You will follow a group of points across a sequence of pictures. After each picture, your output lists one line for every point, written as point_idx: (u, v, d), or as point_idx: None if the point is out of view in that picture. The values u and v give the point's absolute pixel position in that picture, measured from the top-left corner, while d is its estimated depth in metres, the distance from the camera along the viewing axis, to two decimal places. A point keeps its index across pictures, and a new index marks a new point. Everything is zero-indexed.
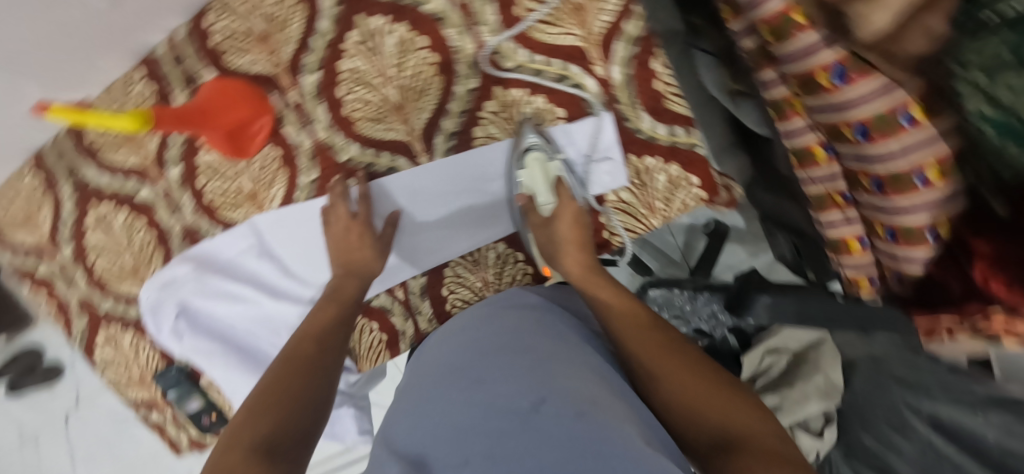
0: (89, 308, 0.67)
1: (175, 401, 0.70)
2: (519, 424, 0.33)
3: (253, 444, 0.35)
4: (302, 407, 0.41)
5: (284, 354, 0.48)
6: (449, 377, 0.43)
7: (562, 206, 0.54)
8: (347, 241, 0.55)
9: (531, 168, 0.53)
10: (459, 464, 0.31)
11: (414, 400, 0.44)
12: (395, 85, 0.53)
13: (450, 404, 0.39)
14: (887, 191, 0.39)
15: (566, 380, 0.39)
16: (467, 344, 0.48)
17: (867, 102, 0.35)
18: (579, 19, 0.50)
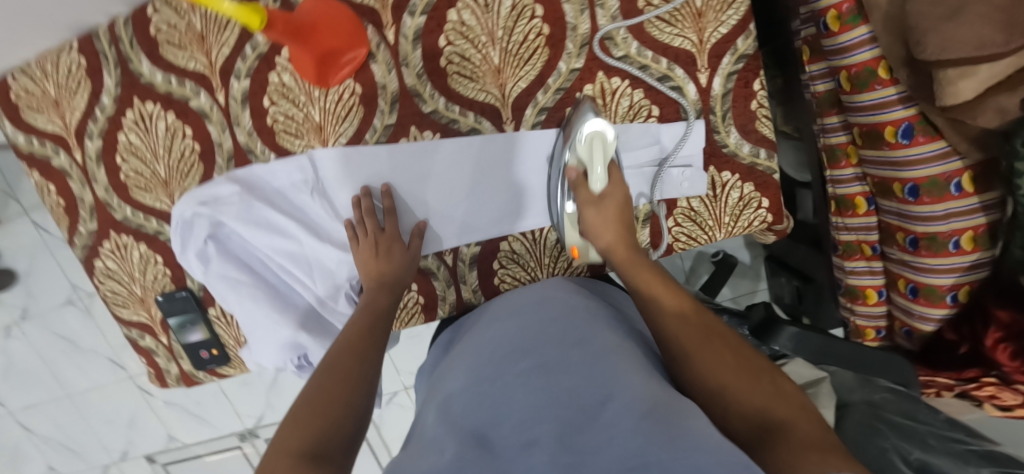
0: (103, 212, 0.62)
1: (176, 328, 0.65)
2: (582, 421, 0.39)
3: (302, 453, 0.40)
4: (344, 419, 0.44)
5: (324, 363, 0.50)
6: (509, 361, 0.48)
7: (611, 189, 0.54)
8: (378, 252, 0.56)
9: (590, 143, 0.52)
10: (529, 444, 0.38)
11: (475, 378, 0.49)
12: (500, 48, 0.53)
13: (512, 388, 0.44)
14: (920, 245, 0.63)
15: (622, 375, 0.44)
16: (524, 329, 0.52)
17: (930, 165, 0.58)
18: (696, 25, 0.51)
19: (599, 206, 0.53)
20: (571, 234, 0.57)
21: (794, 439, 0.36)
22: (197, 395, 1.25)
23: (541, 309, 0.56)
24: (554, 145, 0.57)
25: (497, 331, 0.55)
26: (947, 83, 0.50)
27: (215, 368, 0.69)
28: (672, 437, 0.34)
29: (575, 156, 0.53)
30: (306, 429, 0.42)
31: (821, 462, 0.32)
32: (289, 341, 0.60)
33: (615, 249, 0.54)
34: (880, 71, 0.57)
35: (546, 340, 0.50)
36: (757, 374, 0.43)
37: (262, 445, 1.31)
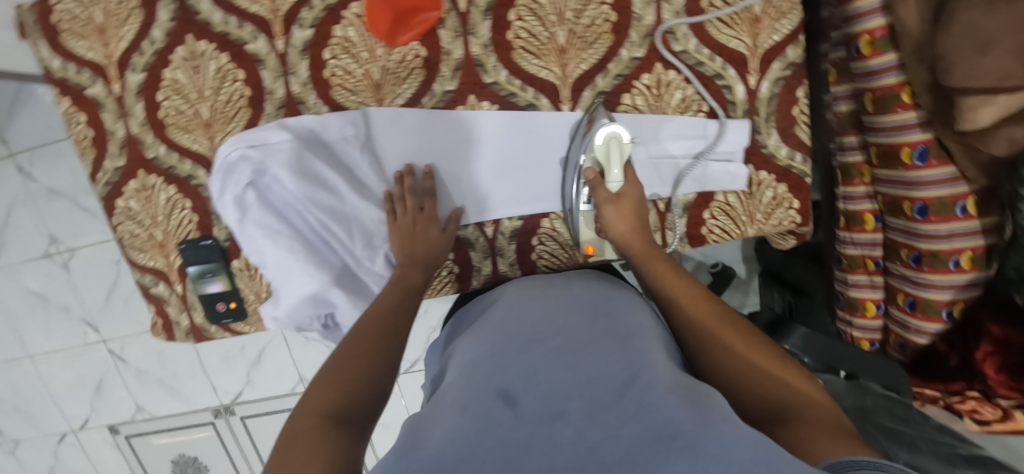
0: (134, 150, 0.60)
1: (195, 277, 0.63)
2: (610, 399, 0.39)
3: (326, 416, 0.41)
4: (367, 387, 0.45)
5: (354, 331, 0.51)
6: (535, 335, 0.49)
7: (628, 188, 0.57)
8: (413, 233, 0.58)
9: (608, 146, 0.55)
10: (557, 414, 0.38)
11: (499, 344, 0.49)
12: (567, 28, 0.55)
13: (539, 362, 0.45)
14: (924, 264, 0.67)
15: (652, 358, 0.44)
16: (553, 308, 0.53)
17: (941, 187, 0.62)
18: (752, 30, 0.54)
19: (618, 205, 0.56)
20: (585, 233, 0.60)
21: (806, 422, 0.39)
22: (173, 366, 1.19)
23: (565, 289, 0.58)
24: (570, 143, 0.59)
25: (519, 303, 0.56)
26: (967, 109, 0.55)
27: (229, 323, 0.67)
28: (699, 421, 0.35)
29: (591, 156, 0.57)
30: (333, 394, 0.43)
31: (835, 445, 0.35)
32: (320, 296, 0.59)
33: (633, 248, 0.56)
34: (904, 95, 0.62)
35: (573, 321, 0.50)
36: (773, 362, 0.46)
37: (236, 425, 1.25)
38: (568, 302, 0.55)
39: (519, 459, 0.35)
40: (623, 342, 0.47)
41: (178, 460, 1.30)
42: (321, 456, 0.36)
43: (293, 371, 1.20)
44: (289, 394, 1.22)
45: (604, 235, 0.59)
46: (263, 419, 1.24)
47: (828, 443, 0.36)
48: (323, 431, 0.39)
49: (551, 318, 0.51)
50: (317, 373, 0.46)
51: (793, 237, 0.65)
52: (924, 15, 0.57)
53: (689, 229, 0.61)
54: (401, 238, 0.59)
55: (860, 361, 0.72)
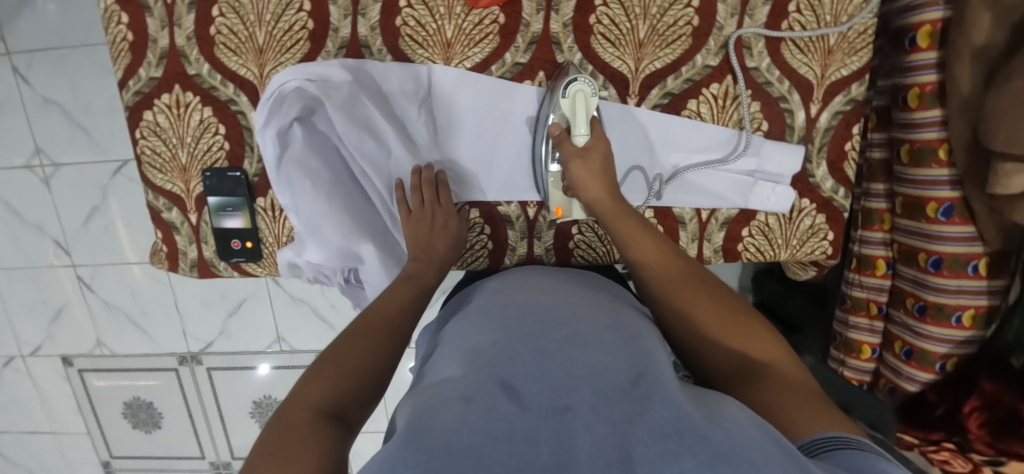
0: (174, 63, 0.57)
1: (215, 209, 0.60)
2: (622, 395, 0.37)
3: (317, 410, 0.40)
4: (363, 383, 0.45)
5: (358, 325, 0.50)
6: (535, 324, 0.47)
7: (595, 142, 0.55)
8: (429, 227, 0.57)
9: (573, 98, 0.53)
10: (563, 407, 0.36)
11: (500, 329, 0.47)
12: (649, 24, 0.55)
13: (540, 351, 0.43)
14: (927, 315, 0.68)
15: (657, 362, 0.43)
16: (557, 304, 0.51)
17: (957, 243, 0.65)
18: (824, 61, 0.56)
19: (586, 160, 0.54)
20: (554, 194, 0.58)
21: (777, 386, 0.42)
22: (145, 304, 1.13)
23: (563, 285, 0.56)
24: (539, 105, 0.57)
25: (514, 293, 0.55)
26: (1002, 173, 0.57)
27: (240, 263, 0.63)
28: (710, 422, 0.34)
29: (560, 112, 0.55)
30: (330, 389, 0.43)
31: (811, 417, 0.38)
32: (351, 251, 0.57)
33: (601, 205, 0.54)
34: (940, 151, 0.64)
35: (577, 316, 0.48)
36: (738, 318, 0.48)
37: (200, 375, 1.19)
38: (571, 299, 0.52)
39: (523, 449, 0.32)
40: (631, 341, 0.45)
41: (130, 404, 1.23)
42: (311, 452, 0.36)
43: (272, 328, 1.15)
44: (263, 352, 1.17)
45: (573, 195, 0.57)
46: (230, 373, 1.19)
47: (801, 412, 0.39)
48: (315, 428, 0.38)
49: (555, 312, 0.48)
50: (315, 363, 0.46)
51: (813, 269, 0.67)
52: (976, 75, 0.58)
53: (726, 243, 0.62)
54: (417, 230, 0.57)
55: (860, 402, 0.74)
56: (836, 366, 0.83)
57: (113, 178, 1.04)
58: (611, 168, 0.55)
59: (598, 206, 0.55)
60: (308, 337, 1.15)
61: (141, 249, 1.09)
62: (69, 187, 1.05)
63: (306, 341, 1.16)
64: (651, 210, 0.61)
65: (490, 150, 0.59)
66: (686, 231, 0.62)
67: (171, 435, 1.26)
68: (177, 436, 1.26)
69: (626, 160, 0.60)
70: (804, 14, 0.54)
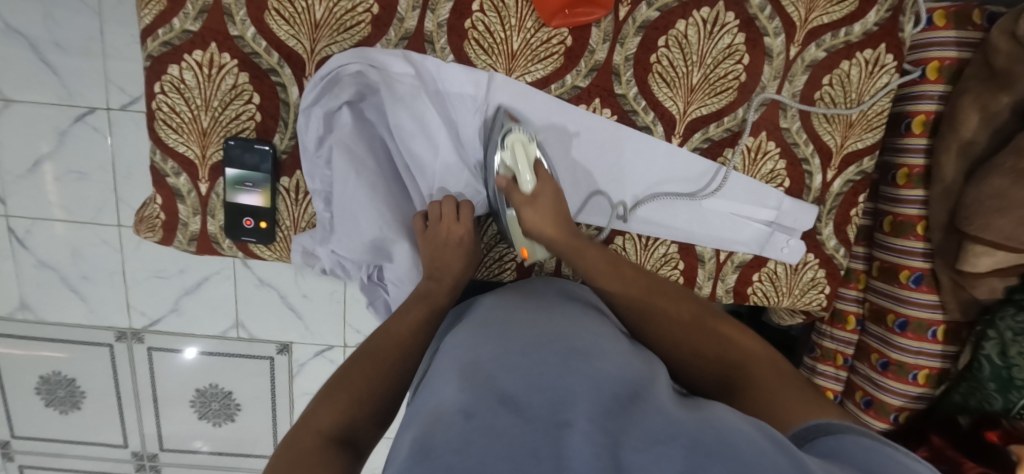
0: (215, 20, 0.52)
1: (232, 182, 0.56)
2: (618, 408, 0.35)
3: (326, 438, 0.39)
4: (370, 406, 0.44)
5: (363, 348, 0.49)
6: (534, 338, 0.43)
7: (541, 187, 0.54)
8: (443, 242, 0.55)
9: (512, 148, 0.53)
10: (564, 422, 0.33)
11: (500, 342, 0.43)
12: (703, 72, 0.58)
13: (544, 364, 0.39)
14: (888, 369, 0.77)
15: (654, 384, 0.40)
16: (551, 314, 0.48)
17: (923, 310, 0.73)
18: (845, 133, 0.61)
19: (536, 207, 0.54)
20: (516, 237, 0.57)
21: (759, 385, 0.45)
22: (87, 267, 1.02)
23: (558, 297, 0.54)
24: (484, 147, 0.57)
25: (505, 308, 0.50)
26: (972, 254, 0.65)
27: (247, 243, 0.59)
28: (699, 426, 0.33)
29: (503, 166, 0.55)
30: (340, 415, 0.41)
31: (802, 408, 0.41)
32: (382, 246, 0.56)
33: (559, 243, 0.54)
34: (919, 227, 0.72)
35: (572, 329, 0.45)
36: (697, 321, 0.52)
37: (138, 354, 1.08)
38: (565, 312, 0.50)
39: (525, 463, 0.28)
40: (627, 356, 0.43)
41: (47, 378, 1.09)
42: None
43: (231, 311, 1.06)
44: (217, 336, 1.08)
45: (534, 238, 0.56)
46: (175, 355, 1.09)
47: (789, 406, 0.42)
48: (326, 454, 0.37)
49: (548, 326, 0.45)
50: (322, 385, 0.45)
51: (801, 317, 0.73)
52: (960, 168, 0.67)
53: (737, 284, 0.66)
54: (434, 246, 0.56)
55: None
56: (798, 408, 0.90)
57: (74, 125, 0.93)
58: (562, 201, 0.55)
59: (555, 242, 0.55)
60: (271, 324, 1.08)
61: (91, 207, 0.98)
62: (17, 127, 0.93)
63: (268, 330, 1.08)
64: (676, 245, 0.64)
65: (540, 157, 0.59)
66: (704, 269, 0.65)
67: (89, 419, 1.12)
68: (96, 420, 1.12)
69: (587, 185, 0.61)
70: (834, 88, 0.60)
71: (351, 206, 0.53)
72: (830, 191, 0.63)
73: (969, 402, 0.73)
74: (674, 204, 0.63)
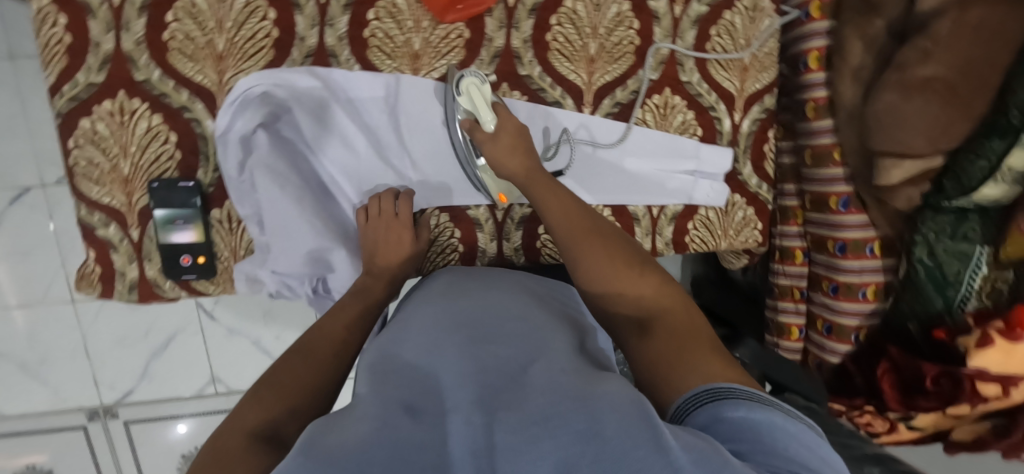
0: (120, 67, 0.53)
1: (162, 223, 0.56)
2: (509, 382, 0.36)
3: (249, 431, 0.36)
4: (301, 403, 0.41)
5: (295, 347, 0.47)
6: (449, 331, 0.43)
7: (502, 122, 0.55)
8: (390, 238, 0.57)
9: (468, 93, 0.56)
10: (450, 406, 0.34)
11: (421, 338, 0.43)
12: (598, 42, 0.61)
13: (446, 357, 0.39)
14: (839, 292, 0.81)
15: (554, 350, 0.42)
16: (469, 305, 0.48)
17: (856, 231, 0.78)
18: (741, 77, 0.66)
19: (495, 141, 0.55)
20: (492, 184, 0.58)
21: (664, 333, 0.43)
22: (44, 349, 0.99)
23: (485, 283, 0.54)
24: (444, 103, 0.59)
25: (429, 303, 0.50)
26: (884, 168, 0.71)
27: (189, 281, 0.59)
28: (581, 401, 0.31)
29: (463, 111, 0.56)
30: (266, 411, 0.38)
31: (716, 367, 0.37)
32: (321, 256, 0.56)
33: (518, 179, 0.55)
34: (835, 154, 0.77)
35: (484, 317, 0.45)
36: (637, 268, 0.49)
37: (116, 431, 1.06)
38: (481, 295, 0.50)
39: (411, 445, 0.28)
40: (530, 335, 0.43)
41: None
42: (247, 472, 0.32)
43: (204, 368, 1.05)
44: (193, 397, 1.06)
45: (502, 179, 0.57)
46: (153, 424, 1.07)
47: (698, 360, 0.39)
48: (251, 450, 0.34)
49: (463, 316, 0.46)
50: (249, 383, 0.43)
51: (745, 257, 0.76)
52: (856, 92, 0.72)
53: (676, 236, 0.69)
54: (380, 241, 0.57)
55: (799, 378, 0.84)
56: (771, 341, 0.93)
57: (9, 207, 0.92)
58: (526, 137, 0.56)
59: (518, 179, 0.55)
60: (246, 373, 1.06)
61: (40, 288, 0.96)
62: None
63: (244, 379, 1.07)
64: (609, 209, 0.67)
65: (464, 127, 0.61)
66: (640, 226, 0.68)
67: None
68: None
69: None
70: (722, 38, 0.64)
71: (278, 224, 0.54)
72: (742, 132, 0.67)
73: (916, 308, 0.75)
74: (601, 169, 0.65)
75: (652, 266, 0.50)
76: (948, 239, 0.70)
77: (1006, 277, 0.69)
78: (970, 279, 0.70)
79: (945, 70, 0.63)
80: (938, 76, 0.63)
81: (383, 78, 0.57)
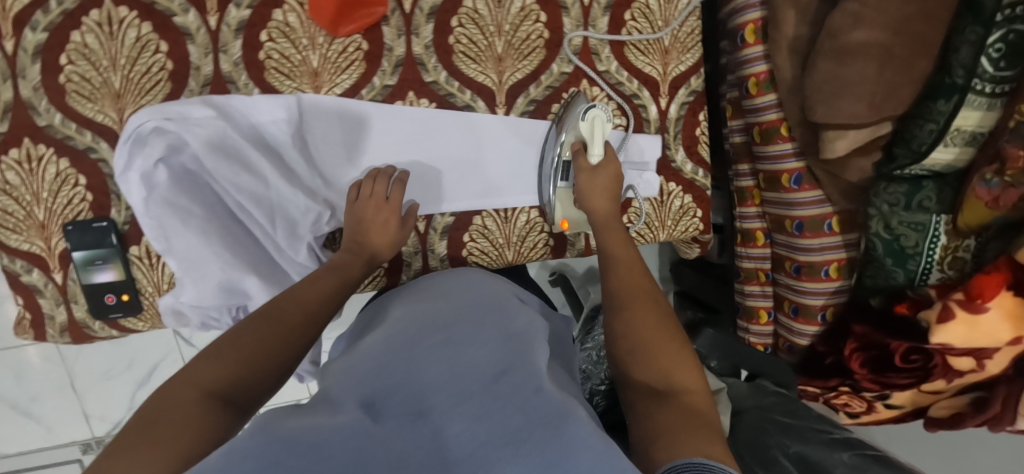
0: (21, 115, 0.53)
1: (81, 264, 0.56)
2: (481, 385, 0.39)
3: (207, 391, 0.38)
4: (267, 368, 0.42)
5: (266, 308, 0.48)
6: (425, 332, 0.46)
7: (607, 161, 0.61)
8: (374, 221, 0.56)
9: (592, 122, 0.60)
10: (420, 413, 0.37)
11: (406, 338, 0.46)
12: (504, 39, 0.59)
13: (422, 359, 0.42)
14: (802, 272, 0.78)
15: (529, 355, 0.44)
16: (453, 307, 0.51)
17: (810, 207, 0.75)
18: (663, 60, 0.63)
19: (591, 175, 0.60)
20: (567, 208, 0.64)
21: (677, 409, 0.43)
22: (33, 389, 1.00)
23: (467, 287, 0.56)
24: (483, 135, 0.62)
25: (416, 305, 0.53)
26: (827, 141, 0.67)
27: (118, 319, 0.60)
28: (550, 428, 0.35)
29: (574, 131, 0.62)
30: (226, 371, 0.40)
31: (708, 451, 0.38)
32: (233, 285, 0.56)
33: (597, 216, 0.60)
34: (783, 129, 0.74)
35: (464, 318, 0.48)
36: (678, 347, 0.49)
37: None
38: (462, 297, 0.53)
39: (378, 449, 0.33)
40: (508, 339, 0.45)
41: None
42: (190, 433, 0.34)
43: None
44: None
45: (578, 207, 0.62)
46: None
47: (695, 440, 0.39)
48: (203, 408, 0.37)
49: (447, 318, 0.48)
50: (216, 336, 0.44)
51: (698, 247, 0.74)
52: (795, 64, 0.69)
53: None
54: (360, 219, 0.57)
55: (761, 363, 0.83)
56: (742, 325, 0.91)
57: None
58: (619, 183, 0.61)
59: (595, 217, 0.60)
60: None
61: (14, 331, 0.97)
62: None
63: None
64: (536, 210, 0.66)
65: (377, 143, 0.60)
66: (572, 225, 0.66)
67: None
68: None
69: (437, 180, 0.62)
70: (639, 21, 0.61)
71: (186, 257, 0.54)
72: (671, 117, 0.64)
73: (879, 282, 0.72)
74: (525, 171, 0.64)
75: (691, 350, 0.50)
76: (903, 211, 0.66)
77: (967, 245, 0.65)
78: (929, 250, 0.66)
79: (880, 34, 0.60)
80: (874, 41, 0.60)
81: (283, 100, 0.56)
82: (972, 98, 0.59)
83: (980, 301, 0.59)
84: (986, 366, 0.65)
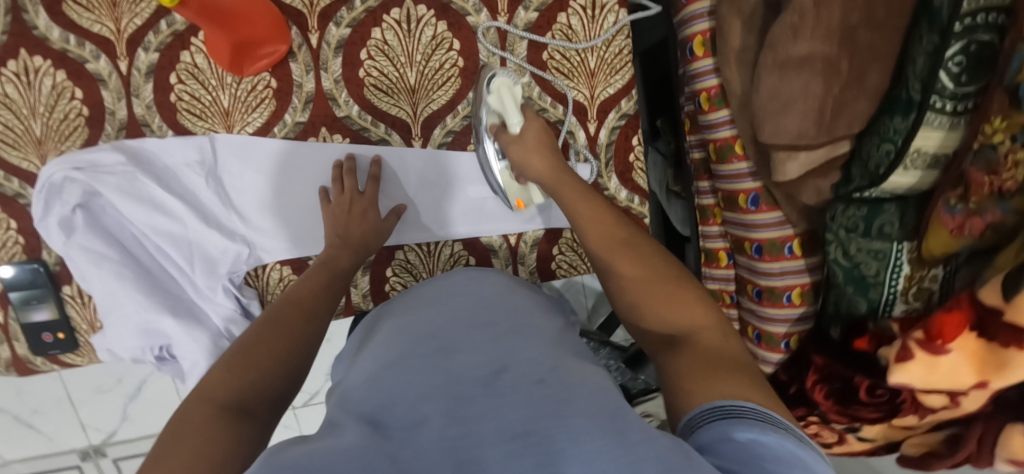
0: None
1: (18, 304, 0.58)
2: (477, 388, 0.31)
3: (222, 406, 0.35)
4: (279, 377, 0.39)
5: (267, 313, 0.45)
6: (418, 337, 0.39)
7: (528, 126, 0.56)
8: (349, 215, 0.57)
9: (498, 92, 0.57)
10: (420, 420, 0.29)
11: (402, 343, 0.38)
12: (416, 70, 0.59)
13: (422, 365, 0.35)
14: (763, 297, 0.74)
15: (527, 348, 0.37)
16: (443, 307, 0.44)
17: (768, 229, 0.70)
18: (589, 83, 0.63)
19: (522, 144, 0.56)
20: (511, 188, 0.61)
21: (697, 349, 0.41)
22: (33, 402, 0.98)
23: (453, 287, 0.48)
24: (405, 168, 0.61)
25: (405, 311, 0.46)
26: (779, 162, 0.62)
27: (57, 355, 0.62)
28: (549, 414, 0.28)
29: (492, 111, 0.58)
30: (237, 384, 0.37)
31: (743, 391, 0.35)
32: (151, 328, 0.57)
33: (545, 181, 0.54)
34: (737, 146, 0.69)
35: (462, 312, 0.42)
36: (675, 290, 0.46)
37: (107, 466, 1.09)
38: (457, 291, 0.47)
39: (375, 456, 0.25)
40: (506, 333, 0.39)
41: None
42: (209, 456, 0.31)
43: None
44: None
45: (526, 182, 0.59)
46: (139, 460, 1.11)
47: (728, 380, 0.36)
48: (220, 424, 0.33)
49: (446, 316, 0.42)
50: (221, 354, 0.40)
51: None
52: (742, 78, 0.64)
53: (541, 264, 0.69)
54: (336, 216, 0.57)
55: None
56: None
57: None
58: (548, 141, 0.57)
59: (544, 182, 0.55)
60: None
61: None
62: None
63: None
64: (461, 243, 0.66)
65: (298, 174, 0.59)
66: (499, 257, 0.67)
67: None
68: None
69: None
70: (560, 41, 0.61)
71: (105, 300, 0.56)
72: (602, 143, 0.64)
73: (840, 310, 0.67)
74: (449, 203, 0.64)
75: (692, 282, 0.48)
76: (861, 237, 0.61)
77: (934, 275, 0.59)
78: (891, 280, 0.61)
79: (824, 46, 0.54)
80: (816, 53, 0.55)
81: (196, 142, 0.56)
82: (932, 116, 0.52)
83: (940, 341, 0.53)
84: (961, 404, 0.56)
